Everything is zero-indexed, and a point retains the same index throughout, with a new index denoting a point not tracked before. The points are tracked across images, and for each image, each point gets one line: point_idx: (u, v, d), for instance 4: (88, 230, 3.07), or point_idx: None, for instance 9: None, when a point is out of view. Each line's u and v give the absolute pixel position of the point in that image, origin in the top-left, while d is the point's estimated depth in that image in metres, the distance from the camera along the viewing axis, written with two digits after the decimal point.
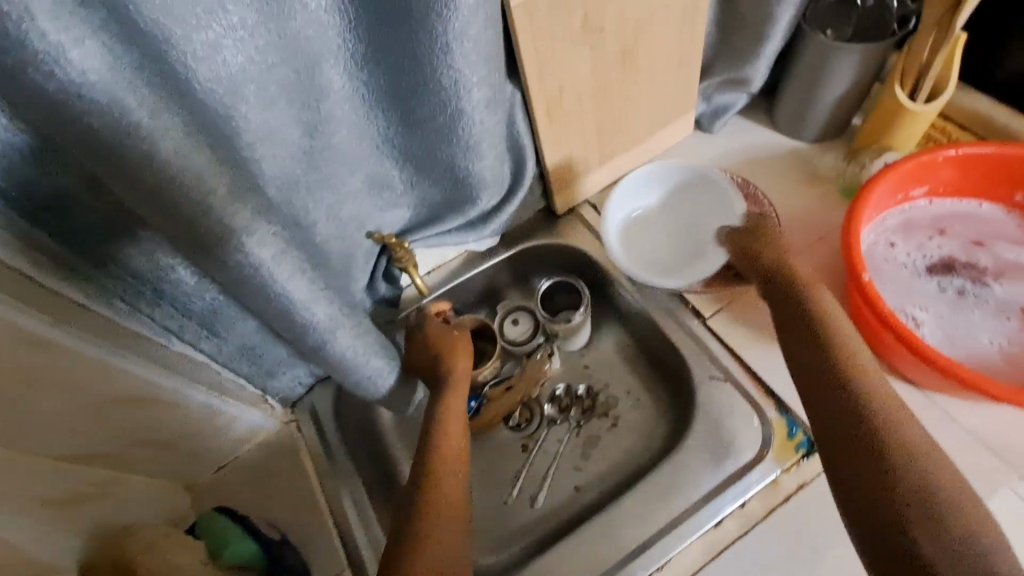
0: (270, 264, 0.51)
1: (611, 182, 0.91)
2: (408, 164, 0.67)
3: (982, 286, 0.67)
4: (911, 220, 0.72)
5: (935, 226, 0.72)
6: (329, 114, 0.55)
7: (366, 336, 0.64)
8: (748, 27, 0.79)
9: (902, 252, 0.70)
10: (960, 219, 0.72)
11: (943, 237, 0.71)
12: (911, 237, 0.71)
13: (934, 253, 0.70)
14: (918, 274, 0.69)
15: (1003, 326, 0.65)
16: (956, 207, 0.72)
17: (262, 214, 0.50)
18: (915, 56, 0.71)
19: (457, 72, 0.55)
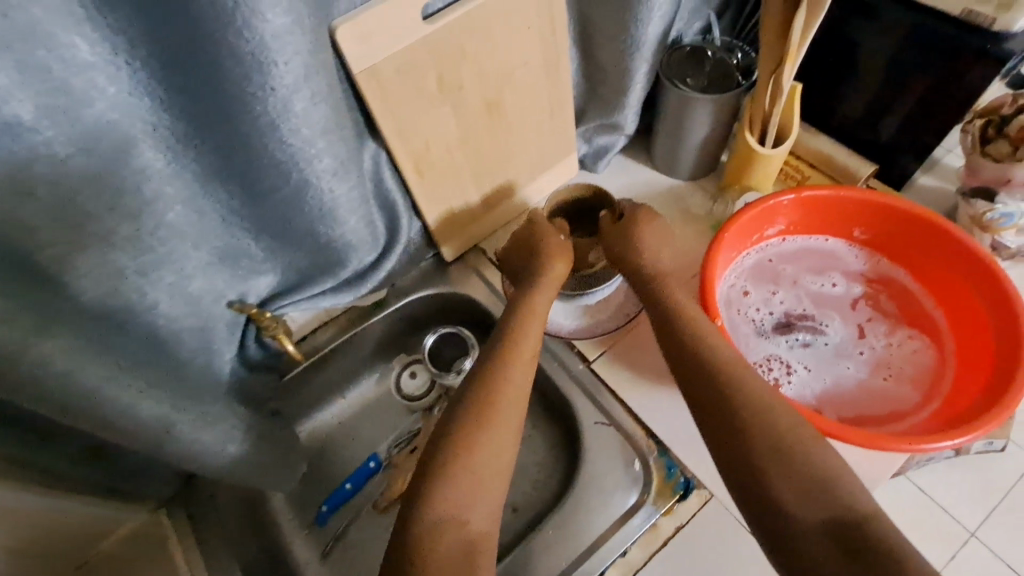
0: (73, 368, 0.47)
1: (498, 226, 0.91)
2: (263, 233, 0.64)
3: (820, 332, 0.72)
4: (747, 280, 0.76)
5: (769, 283, 0.76)
6: (155, 194, 0.52)
7: (219, 426, 0.62)
8: (612, 78, 0.82)
9: (751, 307, 0.74)
10: (791, 262, 0.77)
11: (778, 291, 0.75)
12: (753, 296, 0.74)
13: (776, 308, 0.74)
14: (769, 334, 0.72)
15: (860, 357, 0.71)
16: (785, 254, 0.77)
17: (47, 325, 0.46)
18: (758, 106, 0.76)
19: (292, 147, 0.53)
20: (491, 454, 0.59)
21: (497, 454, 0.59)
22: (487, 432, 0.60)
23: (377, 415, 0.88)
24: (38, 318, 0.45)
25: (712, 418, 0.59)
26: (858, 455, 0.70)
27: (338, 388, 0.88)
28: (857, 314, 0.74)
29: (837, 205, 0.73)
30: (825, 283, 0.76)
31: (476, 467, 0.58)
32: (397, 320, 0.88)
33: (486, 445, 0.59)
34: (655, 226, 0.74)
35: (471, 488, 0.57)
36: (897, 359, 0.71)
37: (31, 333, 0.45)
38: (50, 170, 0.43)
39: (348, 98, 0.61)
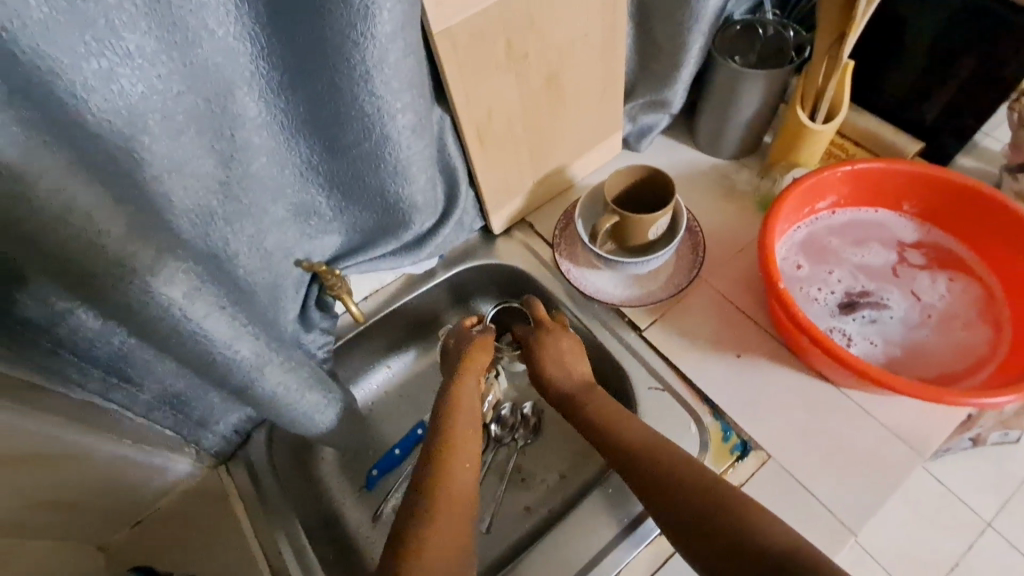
0: (182, 304, 0.46)
1: (544, 202, 0.93)
2: (336, 190, 0.65)
3: (883, 307, 0.73)
4: (802, 260, 0.76)
5: (825, 263, 0.76)
6: (246, 143, 0.53)
7: (299, 369, 0.60)
8: (665, 54, 0.83)
9: (810, 288, 0.74)
10: (844, 237, 0.78)
11: (834, 271, 0.76)
12: (811, 276, 0.75)
13: (835, 288, 0.74)
14: (833, 313, 0.73)
15: (926, 315, 0.72)
16: (836, 231, 0.78)
17: (167, 252, 0.46)
18: (811, 81, 0.78)
19: (379, 100, 0.54)
20: (462, 483, 0.62)
21: (467, 484, 0.63)
22: (455, 472, 0.63)
23: (427, 383, 0.90)
24: (159, 244, 0.45)
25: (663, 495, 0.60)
26: (917, 420, 0.71)
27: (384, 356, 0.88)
28: (915, 285, 0.74)
29: (889, 178, 0.75)
30: (878, 252, 0.77)
31: (453, 495, 0.61)
32: (445, 290, 0.89)
33: (455, 476, 0.63)
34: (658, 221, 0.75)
35: (450, 510, 0.59)
36: (959, 324, 0.71)
37: (158, 256, 0.45)
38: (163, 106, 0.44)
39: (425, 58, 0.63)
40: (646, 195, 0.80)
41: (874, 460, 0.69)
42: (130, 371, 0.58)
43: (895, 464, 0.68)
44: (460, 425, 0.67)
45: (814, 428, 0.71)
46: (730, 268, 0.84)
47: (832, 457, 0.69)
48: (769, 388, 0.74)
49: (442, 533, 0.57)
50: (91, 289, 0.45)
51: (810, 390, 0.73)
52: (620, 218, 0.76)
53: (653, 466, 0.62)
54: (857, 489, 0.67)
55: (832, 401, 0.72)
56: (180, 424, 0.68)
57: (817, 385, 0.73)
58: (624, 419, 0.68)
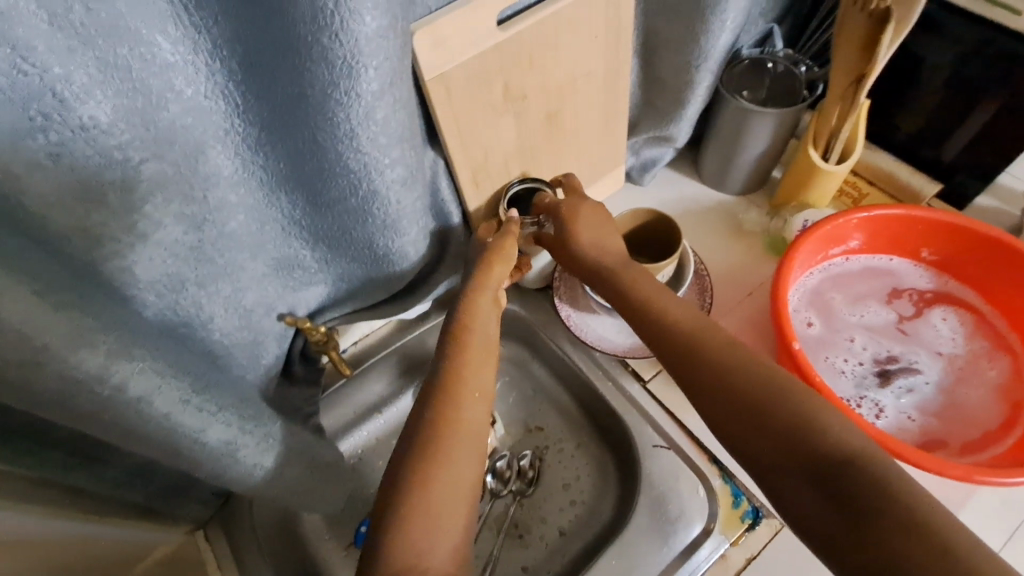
0: (144, 402, 0.41)
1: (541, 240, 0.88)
2: (321, 244, 0.61)
3: (917, 371, 0.68)
4: (822, 326, 0.71)
5: (846, 326, 0.71)
6: (220, 203, 0.49)
7: (275, 448, 0.55)
8: (670, 89, 0.80)
9: (837, 359, 0.69)
10: (861, 294, 0.73)
11: (857, 334, 0.71)
12: (836, 344, 0.70)
13: (863, 356, 0.69)
14: (868, 386, 0.67)
15: (958, 366, 0.68)
16: (851, 287, 0.74)
17: (120, 352, 0.39)
18: (825, 120, 0.75)
19: (366, 155, 0.50)
20: (475, 415, 0.56)
21: (478, 415, 0.56)
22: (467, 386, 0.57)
23: None
24: (124, 333, 0.40)
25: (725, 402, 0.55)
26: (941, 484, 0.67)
27: (374, 404, 0.84)
28: (941, 338, 0.70)
29: (907, 224, 0.71)
30: (896, 303, 0.73)
31: (458, 425, 0.55)
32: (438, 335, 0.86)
33: (468, 404, 0.56)
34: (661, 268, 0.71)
35: (455, 449, 0.54)
36: (989, 377, 0.67)
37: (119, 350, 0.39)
38: (121, 177, 0.40)
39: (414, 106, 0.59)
40: (651, 236, 0.75)
41: None
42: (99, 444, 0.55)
43: None
44: (473, 347, 0.60)
45: None
46: (739, 315, 0.80)
47: None
48: None
49: (451, 475, 0.52)
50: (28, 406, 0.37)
51: None
52: None
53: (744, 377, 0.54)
54: None
55: None
56: (155, 493, 0.64)
57: None
58: (701, 327, 0.59)
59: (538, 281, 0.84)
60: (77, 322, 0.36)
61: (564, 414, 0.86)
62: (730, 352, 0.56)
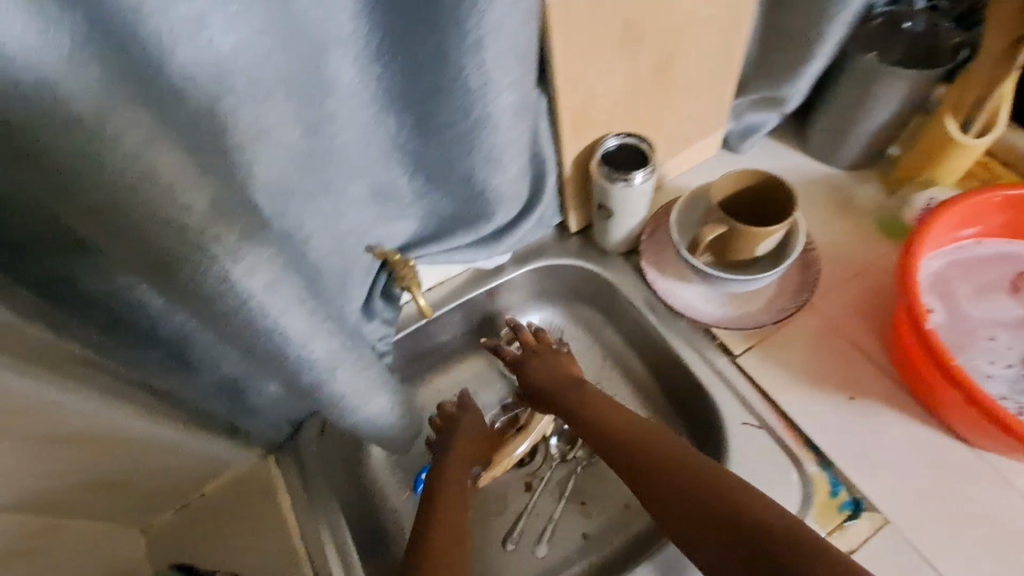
0: (261, 295, 0.41)
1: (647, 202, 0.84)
2: (419, 174, 0.59)
3: None
4: (960, 323, 0.64)
5: (986, 322, 0.64)
6: (333, 113, 0.47)
7: (368, 371, 0.54)
8: (792, 44, 0.73)
9: (980, 362, 0.62)
10: (1000, 285, 0.65)
11: (998, 332, 0.63)
12: (975, 344, 0.63)
13: (1010, 357, 0.62)
14: (1018, 389, 0.60)
15: None
16: (988, 277, 0.66)
17: (251, 236, 0.39)
18: (968, 87, 0.68)
19: (488, 72, 0.47)
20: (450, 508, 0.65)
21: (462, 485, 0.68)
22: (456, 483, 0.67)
23: (488, 387, 0.84)
24: (246, 225, 0.39)
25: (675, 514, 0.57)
26: None
27: (441, 353, 0.84)
28: None
29: None
30: None
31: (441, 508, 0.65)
32: (513, 289, 0.83)
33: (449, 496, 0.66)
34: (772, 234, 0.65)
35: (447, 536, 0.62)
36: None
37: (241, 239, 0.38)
38: (251, 66, 0.38)
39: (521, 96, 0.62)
40: (757, 202, 0.70)
41: (1014, 542, 0.58)
42: (188, 354, 0.55)
43: None
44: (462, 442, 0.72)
45: (936, 494, 0.61)
46: (844, 294, 0.73)
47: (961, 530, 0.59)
48: (885, 441, 0.64)
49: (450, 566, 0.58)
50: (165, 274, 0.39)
51: (937, 449, 0.63)
52: (728, 229, 0.67)
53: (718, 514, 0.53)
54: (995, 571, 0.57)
55: (965, 466, 0.62)
56: (235, 412, 0.64)
57: (946, 446, 0.63)
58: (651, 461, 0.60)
59: (622, 246, 0.79)
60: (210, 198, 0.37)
61: (633, 387, 0.82)
62: (673, 471, 0.57)
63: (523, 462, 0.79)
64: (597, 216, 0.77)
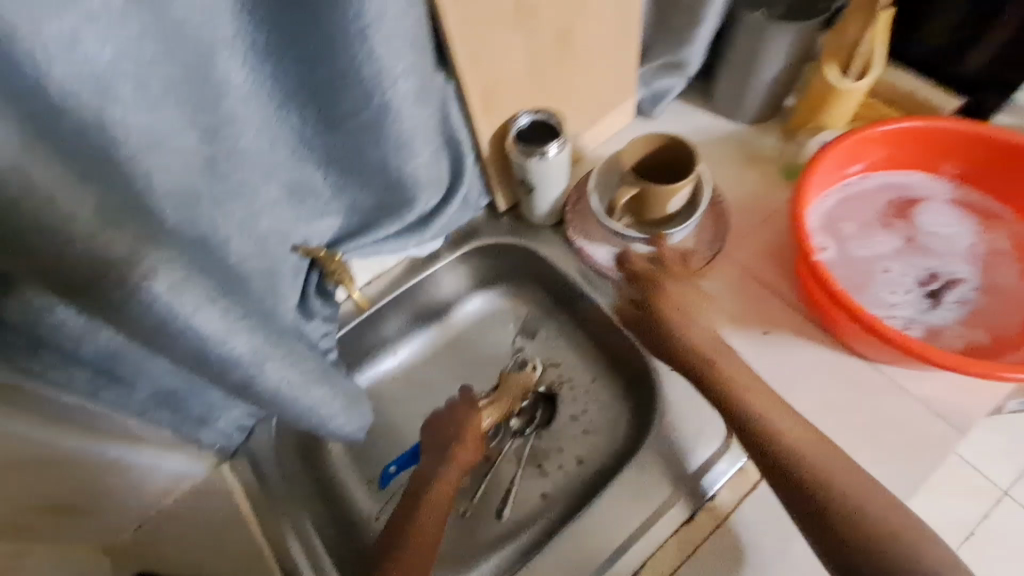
0: (168, 300, 0.41)
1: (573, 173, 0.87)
2: (332, 167, 0.60)
3: (959, 283, 0.67)
4: (858, 264, 0.69)
5: (879, 257, 0.69)
6: (232, 115, 0.48)
7: (303, 364, 0.55)
8: (683, 9, 0.78)
9: (885, 293, 0.67)
10: (884, 218, 0.72)
11: (892, 261, 0.69)
12: (876, 277, 0.68)
13: (907, 282, 0.68)
14: (917, 310, 0.66)
15: (980, 264, 0.68)
16: (871, 214, 0.72)
17: (148, 240, 0.41)
18: (843, 36, 0.73)
19: (379, 61, 0.49)
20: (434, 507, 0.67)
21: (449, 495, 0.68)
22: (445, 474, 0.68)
23: (440, 370, 0.87)
24: (139, 231, 0.41)
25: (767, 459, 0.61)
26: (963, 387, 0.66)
27: (390, 342, 0.86)
28: (959, 238, 0.70)
29: (932, 137, 0.69)
30: (924, 215, 0.71)
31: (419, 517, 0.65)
32: (452, 271, 0.86)
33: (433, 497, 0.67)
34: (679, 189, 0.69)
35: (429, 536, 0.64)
36: (1017, 259, 0.68)
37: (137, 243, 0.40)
38: (133, 73, 0.39)
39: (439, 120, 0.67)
40: (664, 162, 0.74)
41: (911, 438, 0.64)
42: (121, 369, 0.55)
43: (932, 444, 0.63)
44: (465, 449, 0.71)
45: (846, 410, 0.66)
46: (755, 241, 0.79)
47: (871, 439, 0.65)
48: (797, 367, 0.69)
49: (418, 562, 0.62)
50: (75, 288, 0.40)
51: (841, 368, 0.69)
52: (640, 190, 0.71)
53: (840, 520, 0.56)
54: (898, 466, 0.63)
55: (866, 379, 0.67)
56: (183, 423, 0.65)
57: (848, 365, 0.69)
58: (812, 445, 0.60)
59: (550, 219, 0.83)
60: (104, 208, 0.39)
61: (578, 351, 0.86)
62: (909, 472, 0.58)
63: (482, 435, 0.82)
64: (521, 191, 0.79)
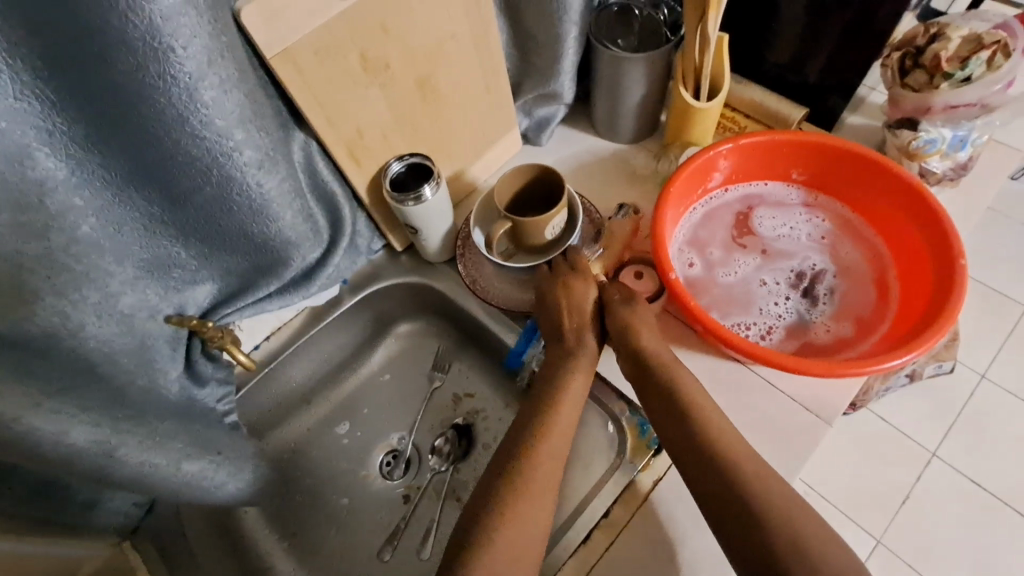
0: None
1: (465, 206, 0.89)
2: (194, 239, 0.61)
3: (821, 275, 0.73)
4: (732, 290, 0.73)
5: (749, 278, 0.73)
6: (63, 209, 0.48)
7: (167, 445, 0.59)
8: (543, 45, 0.81)
9: (766, 305, 0.71)
10: (737, 239, 0.76)
11: (765, 273, 0.73)
12: (756, 293, 0.72)
13: (780, 289, 0.72)
14: (789, 311, 0.71)
15: (823, 249, 0.75)
16: (727, 239, 0.76)
17: None
18: (689, 59, 0.77)
19: (207, 140, 0.50)
20: (544, 469, 0.60)
21: (560, 442, 0.62)
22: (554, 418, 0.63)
23: (356, 414, 0.87)
24: None
25: (702, 487, 0.58)
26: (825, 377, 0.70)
27: (303, 392, 0.86)
28: (800, 234, 0.76)
29: (774, 148, 0.74)
30: (764, 221, 0.77)
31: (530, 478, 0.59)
32: (355, 315, 0.86)
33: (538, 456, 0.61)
34: (552, 218, 0.72)
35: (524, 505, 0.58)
36: (849, 238, 0.75)
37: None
38: None
39: (307, 181, 0.70)
40: (536, 194, 0.78)
41: (784, 435, 0.68)
42: None
43: (801, 436, 0.67)
44: (572, 386, 0.65)
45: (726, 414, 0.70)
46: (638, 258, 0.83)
47: (749, 438, 0.68)
48: None
49: (516, 540, 0.56)
50: None
51: (721, 373, 0.72)
52: (513, 223, 0.73)
53: (779, 532, 0.53)
54: (775, 465, 0.66)
55: (746, 383, 0.71)
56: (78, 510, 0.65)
57: (729, 370, 0.72)
58: (751, 458, 0.58)
59: (443, 255, 0.84)
60: None
61: (490, 381, 0.87)
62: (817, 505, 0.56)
63: (402, 472, 0.82)
64: (409, 233, 0.80)
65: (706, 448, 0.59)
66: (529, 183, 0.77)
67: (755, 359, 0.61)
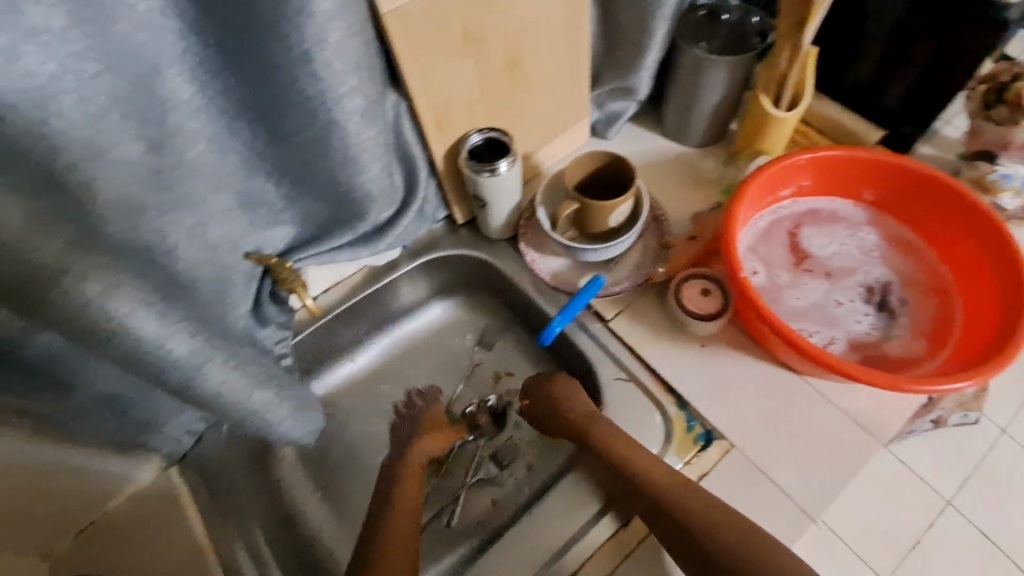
0: (103, 300, 0.44)
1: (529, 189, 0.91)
2: (284, 179, 0.63)
3: (891, 287, 0.73)
4: (804, 311, 0.72)
5: (822, 301, 0.73)
6: (178, 128, 0.50)
7: (243, 368, 0.58)
8: (630, 39, 0.82)
9: (839, 319, 0.72)
10: (801, 264, 0.76)
11: (837, 291, 0.73)
12: (826, 310, 0.72)
13: (850, 305, 0.73)
14: (856, 324, 0.71)
15: (877, 260, 0.76)
16: (789, 261, 0.76)
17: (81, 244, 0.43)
18: (775, 68, 0.77)
19: (322, 82, 0.52)
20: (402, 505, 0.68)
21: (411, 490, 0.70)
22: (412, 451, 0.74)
23: (398, 378, 0.88)
24: (72, 236, 0.43)
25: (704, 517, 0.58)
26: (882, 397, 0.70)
27: (349, 350, 0.88)
28: (852, 249, 0.76)
29: (843, 164, 0.75)
30: (817, 238, 0.77)
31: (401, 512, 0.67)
32: (409, 282, 0.87)
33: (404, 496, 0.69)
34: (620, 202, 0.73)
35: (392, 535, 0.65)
36: (899, 250, 0.76)
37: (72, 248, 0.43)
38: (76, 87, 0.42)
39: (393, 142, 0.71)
40: (605, 181, 0.79)
41: (833, 448, 0.68)
42: (67, 374, 0.61)
43: (850, 452, 0.67)
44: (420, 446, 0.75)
45: (775, 419, 0.70)
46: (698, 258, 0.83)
47: (796, 447, 0.68)
48: (734, 381, 0.72)
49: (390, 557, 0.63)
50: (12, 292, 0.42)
51: (774, 381, 0.72)
52: (581, 205, 0.75)
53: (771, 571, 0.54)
54: (823, 478, 0.66)
55: (798, 393, 0.71)
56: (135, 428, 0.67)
57: (784, 377, 0.72)
58: (713, 504, 0.59)
59: (505, 232, 0.85)
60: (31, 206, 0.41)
61: (533, 363, 0.88)
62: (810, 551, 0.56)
63: None
64: (475, 206, 0.82)
65: (676, 498, 0.60)
66: (600, 169, 0.78)
67: (826, 369, 0.61)
